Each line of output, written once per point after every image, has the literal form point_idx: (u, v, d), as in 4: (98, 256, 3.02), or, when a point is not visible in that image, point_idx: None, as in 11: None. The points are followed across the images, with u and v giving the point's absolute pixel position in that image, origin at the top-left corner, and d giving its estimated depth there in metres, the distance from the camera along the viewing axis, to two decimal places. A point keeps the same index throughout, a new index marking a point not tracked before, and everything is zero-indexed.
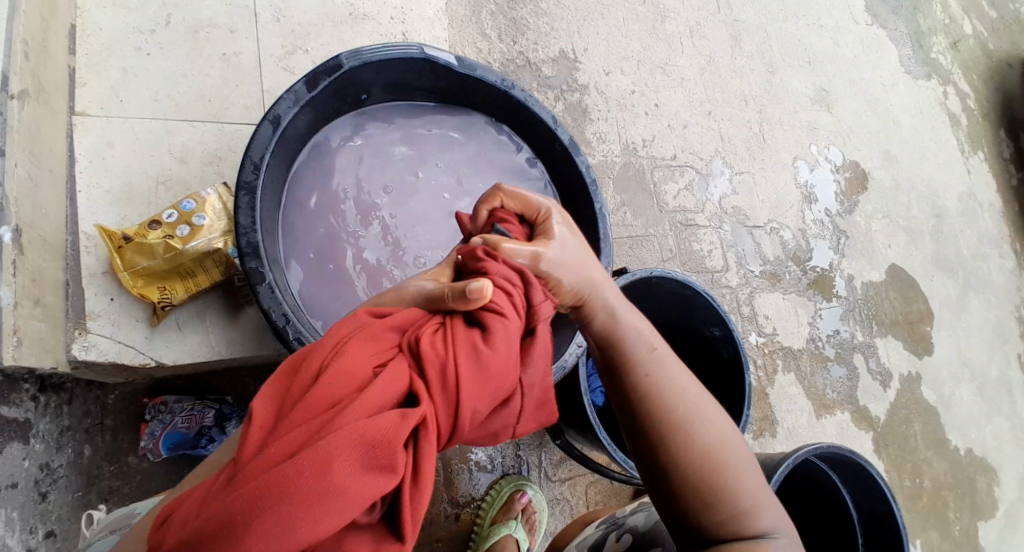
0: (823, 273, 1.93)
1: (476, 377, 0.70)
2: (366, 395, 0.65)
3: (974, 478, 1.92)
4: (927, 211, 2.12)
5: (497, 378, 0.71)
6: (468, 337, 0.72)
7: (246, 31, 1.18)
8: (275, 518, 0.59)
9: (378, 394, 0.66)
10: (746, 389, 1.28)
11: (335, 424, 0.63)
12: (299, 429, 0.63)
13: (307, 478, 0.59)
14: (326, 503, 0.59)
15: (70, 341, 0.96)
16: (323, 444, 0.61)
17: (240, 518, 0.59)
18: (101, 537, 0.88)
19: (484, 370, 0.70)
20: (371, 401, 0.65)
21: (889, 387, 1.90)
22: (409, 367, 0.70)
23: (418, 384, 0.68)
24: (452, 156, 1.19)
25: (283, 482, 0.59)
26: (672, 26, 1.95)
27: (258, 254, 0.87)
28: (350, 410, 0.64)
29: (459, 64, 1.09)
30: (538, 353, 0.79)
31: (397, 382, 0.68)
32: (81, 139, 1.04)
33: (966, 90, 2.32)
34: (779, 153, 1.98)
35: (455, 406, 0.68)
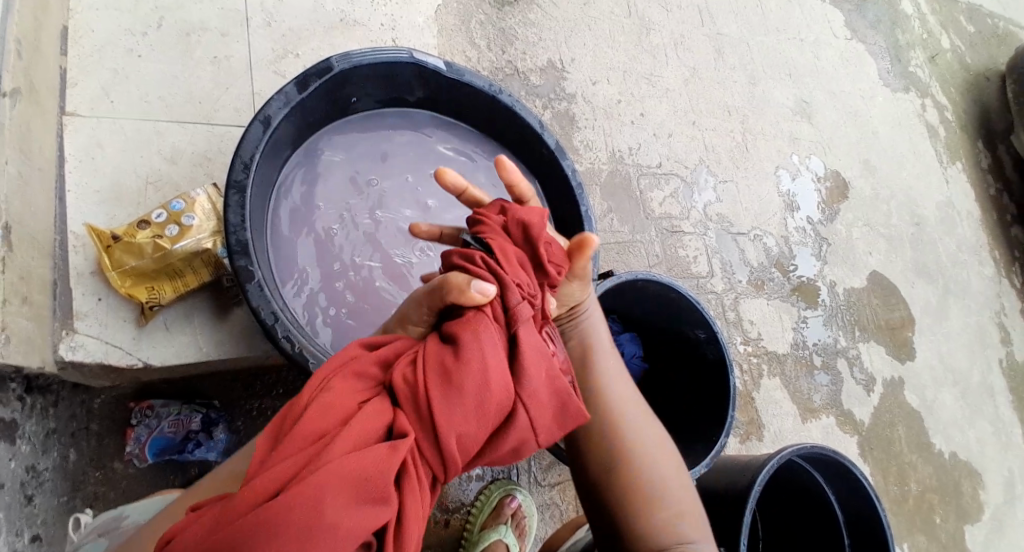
0: (808, 281, 1.96)
1: (458, 399, 0.68)
2: (350, 427, 0.64)
3: (958, 482, 1.94)
4: (907, 219, 2.16)
5: (483, 396, 0.69)
6: (440, 351, 0.71)
7: (237, 35, 1.19)
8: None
9: (361, 428, 0.64)
10: (731, 391, 1.29)
11: (320, 460, 0.61)
12: (287, 462, 0.63)
13: (293, 519, 0.58)
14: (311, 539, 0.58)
15: (58, 341, 0.96)
16: (305, 484, 0.60)
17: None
18: (90, 540, 0.94)
19: (464, 390, 0.68)
20: (357, 434, 0.64)
21: (873, 391, 1.93)
22: (394, 398, 0.68)
23: (403, 416, 0.66)
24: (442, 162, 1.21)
25: (272, 515, 0.59)
26: (657, 38, 1.98)
27: (247, 252, 0.87)
28: (332, 448, 0.62)
29: (448, 69, 1.11)
30: (531, 360, 0.74)
31: (383, 414, 0.66)
32: (71, 139, 1.04)
33: (944, 102, 2.38)
34: (762, 162, 2.02)
35: (443, 435, 0.66)
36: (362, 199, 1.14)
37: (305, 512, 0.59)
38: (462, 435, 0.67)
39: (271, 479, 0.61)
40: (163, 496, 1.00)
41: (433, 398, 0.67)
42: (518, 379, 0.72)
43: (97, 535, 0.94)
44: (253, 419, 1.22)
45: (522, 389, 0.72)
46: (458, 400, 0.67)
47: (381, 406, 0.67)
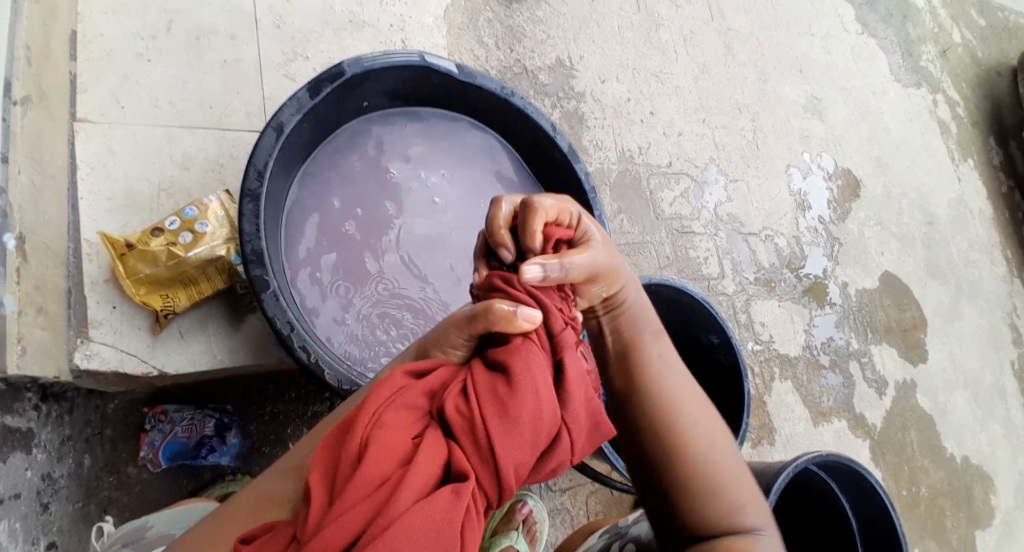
0: (818, 280, 1.95)
1: (513, 433, 0.67)
2: (412, 471, 0.63)
3: (969, 486, 1.93)
4: (918, 218, 2.15)
5: (536, 428, 0.68)
6: (489, 381, 0.70)
7: (246, 38, 1.19)
8: None
9: (422, 467, 0.64)
10: (745, 397, 1.29)
11: (388, 507, 0.61)
12: (351, 509, 0.61)
13: None
14: None
15: (72, 349, 0.96)
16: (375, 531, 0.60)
17: None
18: (114, 550, 0.94)
19: (518, 424, 0.67)
20: (418, 476, 0.63)
21: (884, 394, 1.91)
22: (447, 431, 0.67)
23: (461, 452, 0.66)
24: (455, 165, 1.20)
25: None
26: (666, 35, 1.97)
27: (262, 261, 0.87)
28: (397, 492, 0.62)
29: (459, 73, 1.10)
30: (573, 384, 0.74)
31: (439, 452, 0.66)
32: (83, 146, 1.04)
33: (955, 97, 2.35)
34: (773, 161, 2.00)
35: (502, 469, 0.66)
36: (375, 205, 1.13)
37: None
38: (518, 469, 0.67)
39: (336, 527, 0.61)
40: (181, 507, 1.01)
41: (489, 433, 0.66)
42: (565, 404, 0.73)
43: (122, 545, 0.95)
44: (266, 424, 1.23)
45: (566, 415, 0.73)
46: (514, 434, 0.67)
47: (437, 442, 0.66)
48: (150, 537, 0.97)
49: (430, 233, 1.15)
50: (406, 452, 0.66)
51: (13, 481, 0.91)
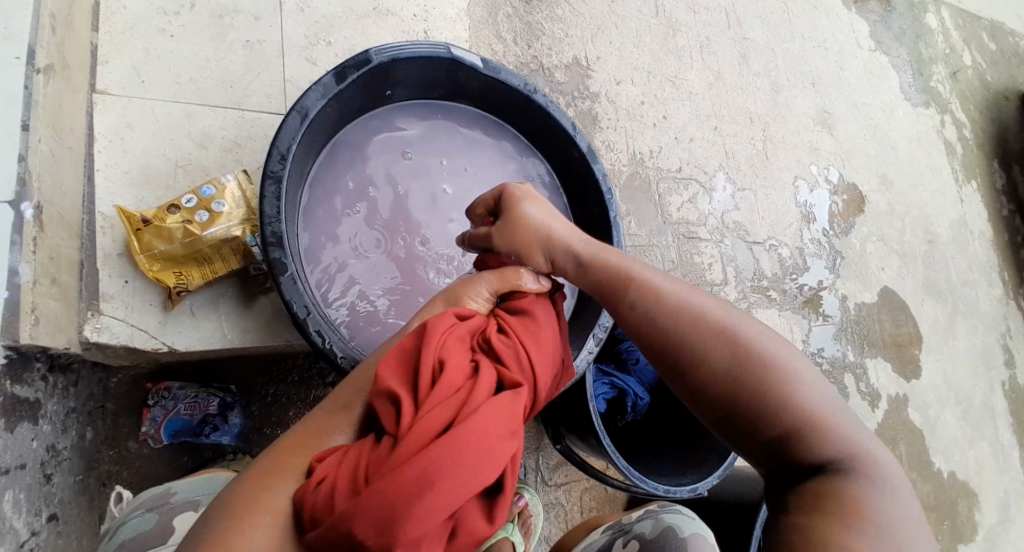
0: (813, 291, 1.95)
1: (544, 356, 0.84)
2: (483, 378, 0.74)
3: (954, 501, 1.95)
4: (921, 236, 2.16)
5: (553, 356, 0.87)
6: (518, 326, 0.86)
7: (270, 19, 1.18)
8: (451, 482, 0.65)
9: (489, 381, 0.75)
10: None
11: (473, 405, 0.71)
12: (439, 407, 0.70)
13: (472, 449, 0.67)
14: (487, 461, 0.67)
15: (83, 323, 0.95)
16: (471, 420, 0.69)
17: (420, 484, 0.64)
18: (138, 514, 0.94)
19: (546, 351, 0.85)
20: (487, 382, 0.74)
21: (877, 407, 1.93)
22: (495, 355, 0.80)
23: (511, 367, 0.79)
24: (475, 160, 1.20)
25: (454, 444, 0.66)
26: (682, 40, 1.97)
27: (282, 244, 0.86)
28: (481, 396, 0.72)
29: (484, 66, 1.10)
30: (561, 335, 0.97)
31: (496, 369, 0.78)
32: (101, 118, 1.03)
33: (963, 119, 2.37)
34: (781, 171, 2.01)
35: (539, 381, 0.82)
36: (393, 191, 1.13)
37: (481, 445, 0.67)
38: (546, 385, 0.84)
39: (434, 422, 0.69)
40: (202, 476, 1.03)
41: (531, 353, 0.82)
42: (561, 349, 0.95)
43: (147, 509, 0.95)
44: (268, 406, 1.23)
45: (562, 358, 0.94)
46: (544, 357, 0.84)
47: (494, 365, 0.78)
48: (174, 503, 0.97)
49: (449, 223, 1.15)
50: (469, 373, 0.76)
51: (19, 452, 0.89)
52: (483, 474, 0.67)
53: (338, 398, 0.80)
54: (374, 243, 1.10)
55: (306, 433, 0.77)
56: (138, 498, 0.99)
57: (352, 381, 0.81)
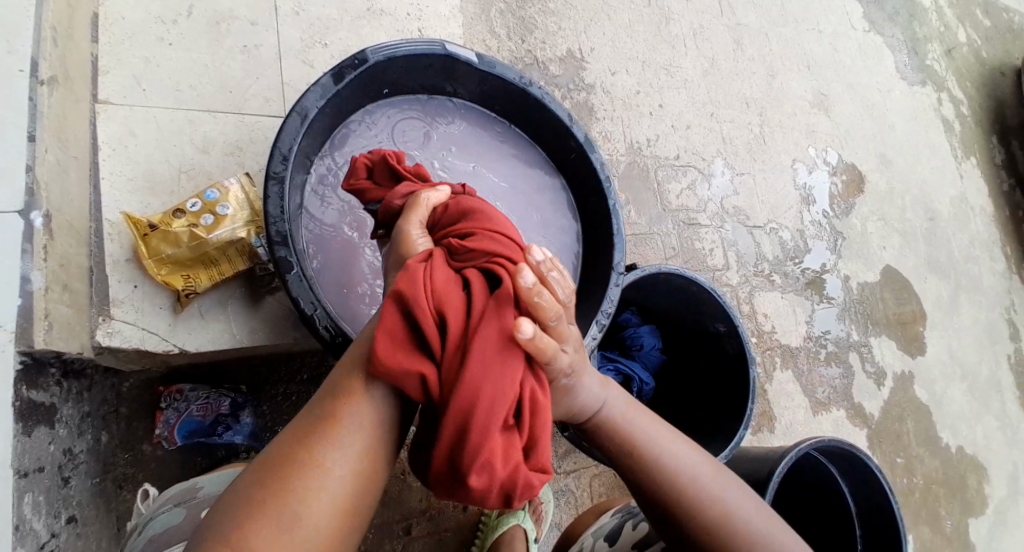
0: (814, 274, 1.96)
1: (510, 230, 0.87)
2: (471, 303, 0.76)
3: (964, 476, 1.96)
4: (921, 214, 2.16)
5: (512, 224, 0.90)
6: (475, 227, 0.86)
7: (266, 24, 1.20)
8: (499, 404, 0.72)
9: (480, 296, 0.77)
10: (751, 385, 1.32)
11: (477, 336, 0.74)
12: (451, 360, 0.73)
13: (497, 371, 0.73)
14: (514, 366, 0.74)
15: (94, 327, 0.97)
16: (479, 358, 0.73)
17: (478, 430, 0.71)
18: (167, 509, 0.95)
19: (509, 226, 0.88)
20: (476, 304, 0.76)
21: (883, 385, 1.94)
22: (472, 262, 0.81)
23: (494, 264, 0.81)
24: (480, 158, 1.20)
25: (480, 382, 0.72)
26: (676, 28, 1.97)
27: (287, 243, 0.88)
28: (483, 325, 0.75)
29: (479, 62, 1.11)
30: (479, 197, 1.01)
31: (478, 278, 0.79)
32: (104, 128, 1.05)
33: (960, 96, 2.37)
34: (779, 155, 2.02)
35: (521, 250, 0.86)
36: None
37: (500, 363, 0.73)
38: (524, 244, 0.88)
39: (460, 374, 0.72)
40: (228, 469, 1.04)
41: (500, 235, 0.85)
42: None
43: (175, 504, 0.96)
44: (279, 404, 1.24)
45: None
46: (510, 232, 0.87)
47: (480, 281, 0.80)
48: (201, 496, 0.98)
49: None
50: (459, 299, 0.77)
51: (38, 455, 0.89)
52: (520, 374, 0.74)
53: (342, 388, 0.76)
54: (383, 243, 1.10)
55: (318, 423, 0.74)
56: (164, 495, 1.01)
57: (351, 367, 0.78)
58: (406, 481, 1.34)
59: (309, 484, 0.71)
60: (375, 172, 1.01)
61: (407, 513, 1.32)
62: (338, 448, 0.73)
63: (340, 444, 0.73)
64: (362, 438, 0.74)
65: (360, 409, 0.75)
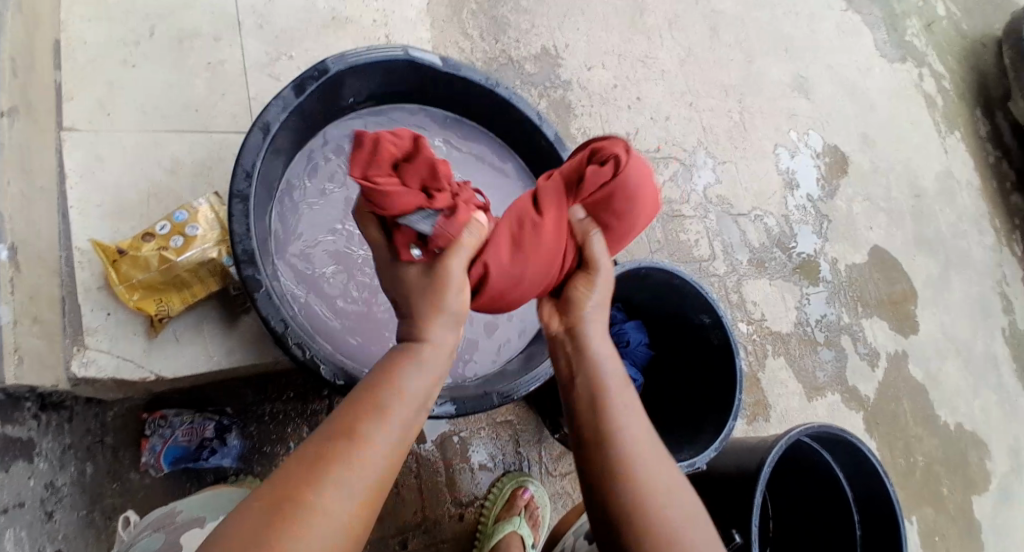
0: (814, 260, 1.97)
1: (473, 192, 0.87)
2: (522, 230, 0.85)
3: (964, 452, 1.96)
4: (907, 191, 2.16)
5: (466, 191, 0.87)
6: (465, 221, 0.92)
7: (230, 39, 1.19)
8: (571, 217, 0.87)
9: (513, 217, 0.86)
10: (739, 375, 1.31)
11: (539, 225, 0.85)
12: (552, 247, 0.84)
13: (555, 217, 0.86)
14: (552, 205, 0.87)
15: (69, 358, 0.96)
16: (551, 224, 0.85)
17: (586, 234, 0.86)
18: (146, 536, 0.95)
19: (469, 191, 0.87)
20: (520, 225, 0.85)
21: (877, 366, 1.94)
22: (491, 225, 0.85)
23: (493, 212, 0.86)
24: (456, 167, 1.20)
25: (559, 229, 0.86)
26: (650, 20, 1.97)
27: (254, 261, 0.87)
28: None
29: (443, 65, 1.10)
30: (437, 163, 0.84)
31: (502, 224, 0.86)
32: (71, 154, 1.04)
33: (941, 71, 2.36)
34: (761, 142, 2.01)
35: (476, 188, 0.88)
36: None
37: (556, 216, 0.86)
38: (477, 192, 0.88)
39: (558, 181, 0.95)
40: (207, 493, 1.04)
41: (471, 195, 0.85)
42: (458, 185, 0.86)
43: (153, 530, 0.96)
44: (266, 424, 1.23)
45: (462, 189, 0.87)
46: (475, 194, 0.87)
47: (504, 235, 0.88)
48: (179, 522, 0.98)
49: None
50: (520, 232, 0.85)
51: (17, 490, 0.93)
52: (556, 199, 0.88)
53: (356, 419, 0.70)
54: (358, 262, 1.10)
55: (324, 451, 0.68)
56: (144, 521, 1.00)
57: (367, 397, 0.72)
58: (400, 494, 1.32)
59: (313, 522, 0.64)
60: (406, 169, 0.82)
61: (403, 526, 1.32)
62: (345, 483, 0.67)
63: (347, 478, 0.67)
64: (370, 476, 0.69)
65: (374, 446, 0.69)
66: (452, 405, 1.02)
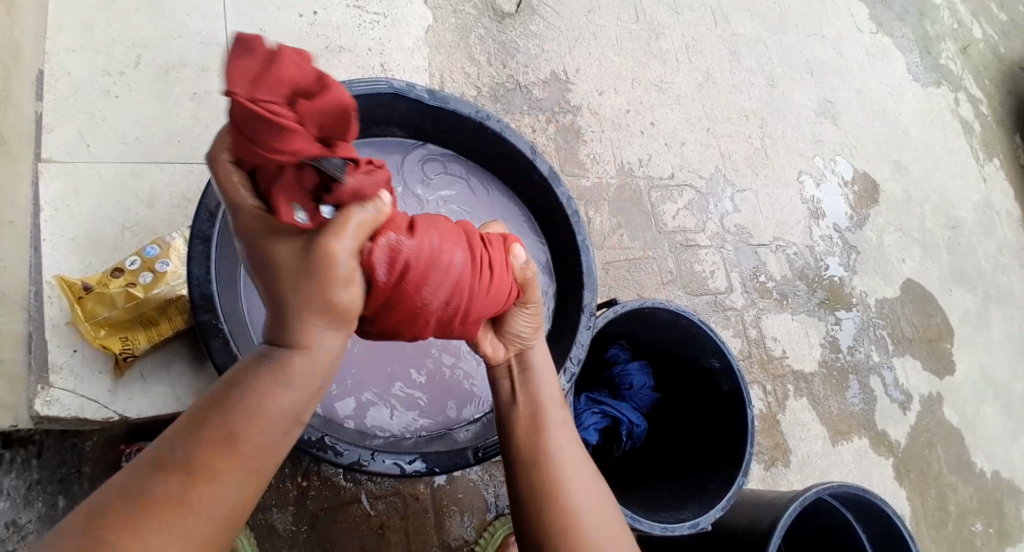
0: (839, 281, 1.87)
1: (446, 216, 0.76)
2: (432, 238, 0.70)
3: (1000, 502, 1.82)
4: (942, 222, 2.04)
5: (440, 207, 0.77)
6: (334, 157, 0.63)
7: (217, 69, 1.16)
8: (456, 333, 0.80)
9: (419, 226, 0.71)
10: (750, 423, 1.22)
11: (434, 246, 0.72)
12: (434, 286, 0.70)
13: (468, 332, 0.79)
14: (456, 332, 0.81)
15: (32, 396, 0.93)
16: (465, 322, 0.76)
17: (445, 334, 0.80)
18: None
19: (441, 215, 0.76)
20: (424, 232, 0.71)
21: (908, 410, 1.81)
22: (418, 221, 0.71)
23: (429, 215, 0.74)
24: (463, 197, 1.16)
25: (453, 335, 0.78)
26: (667, 43, 1.90)
27: (212, 306, 0.85)
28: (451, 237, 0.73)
29: (431, 97, 1.06)
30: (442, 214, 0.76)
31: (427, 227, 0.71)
32: (47, 187, 1.02)
33: (978, 95, 2.25)
34: (783, 168, 1.92)
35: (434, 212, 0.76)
36: None
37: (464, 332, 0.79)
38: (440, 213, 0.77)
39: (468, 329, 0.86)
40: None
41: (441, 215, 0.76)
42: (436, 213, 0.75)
43: None
44: None
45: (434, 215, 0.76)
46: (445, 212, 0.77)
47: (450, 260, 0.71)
48: None
49: None
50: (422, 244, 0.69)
51: None
52: None
53: (202, 467, 0.59)
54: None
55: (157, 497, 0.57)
56: None
57: (216, 442, 0.60)
58: (385, 536, 1.24)
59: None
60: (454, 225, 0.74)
61: None
62: (189, 536, 0.57)
63: (202, 515, 0.58)
64: (217, 517, 0.59)
65: (223, 492, 0.60)
66: (423, 462, 0.94)
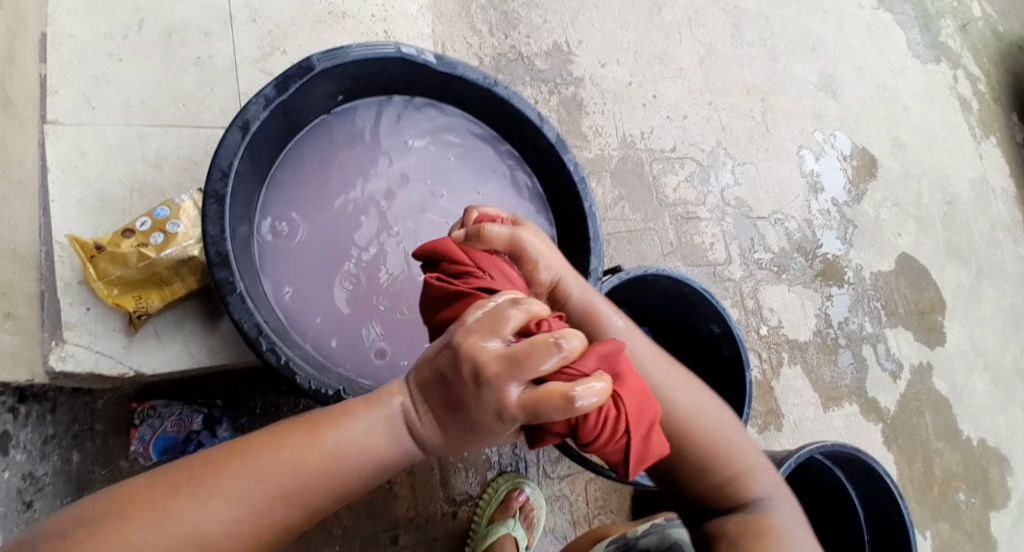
0: (835, 259, 1.89)
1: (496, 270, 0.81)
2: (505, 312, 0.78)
3: (987, 469, 1.87)
4: (938, 197, 2.06)
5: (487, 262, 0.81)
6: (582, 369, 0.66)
7: (221, 33, 1.16)
8: None
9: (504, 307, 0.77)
10: (748, 386, 1.24)
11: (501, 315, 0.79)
12: None
13: None
14: None
15: (47, 352, 0.95)
16: None
17: None
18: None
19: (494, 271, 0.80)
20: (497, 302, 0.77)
21: (900, 379, 1.85)
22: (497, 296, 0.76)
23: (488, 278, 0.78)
24: (470, 163, 1.18)
25: None
26: (669, 16, 1.90)
27: (227, 263, 0.86)
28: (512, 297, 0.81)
29: (438, 62, 1.06)
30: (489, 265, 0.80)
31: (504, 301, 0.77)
32: (54, 148, 1.03)
33: (977, 73, 2.25)
34: (783, 142, 1.93)
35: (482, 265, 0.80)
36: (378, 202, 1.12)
37: None
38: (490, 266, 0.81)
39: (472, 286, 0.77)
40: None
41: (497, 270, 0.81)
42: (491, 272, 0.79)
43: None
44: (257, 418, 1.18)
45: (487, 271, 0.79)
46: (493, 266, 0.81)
47: None
48: None
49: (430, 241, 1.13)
50: None
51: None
52: None
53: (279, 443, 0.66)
54: (353, 251, 1.09)
55: (210, 474, 0.64)
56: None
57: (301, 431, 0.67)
58: (392, 490, 1.27)
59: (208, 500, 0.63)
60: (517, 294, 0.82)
61: (395, 521, 1.27)
62: (238, 492, 0.64)
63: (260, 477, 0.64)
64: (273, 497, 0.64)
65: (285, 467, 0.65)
66: None
